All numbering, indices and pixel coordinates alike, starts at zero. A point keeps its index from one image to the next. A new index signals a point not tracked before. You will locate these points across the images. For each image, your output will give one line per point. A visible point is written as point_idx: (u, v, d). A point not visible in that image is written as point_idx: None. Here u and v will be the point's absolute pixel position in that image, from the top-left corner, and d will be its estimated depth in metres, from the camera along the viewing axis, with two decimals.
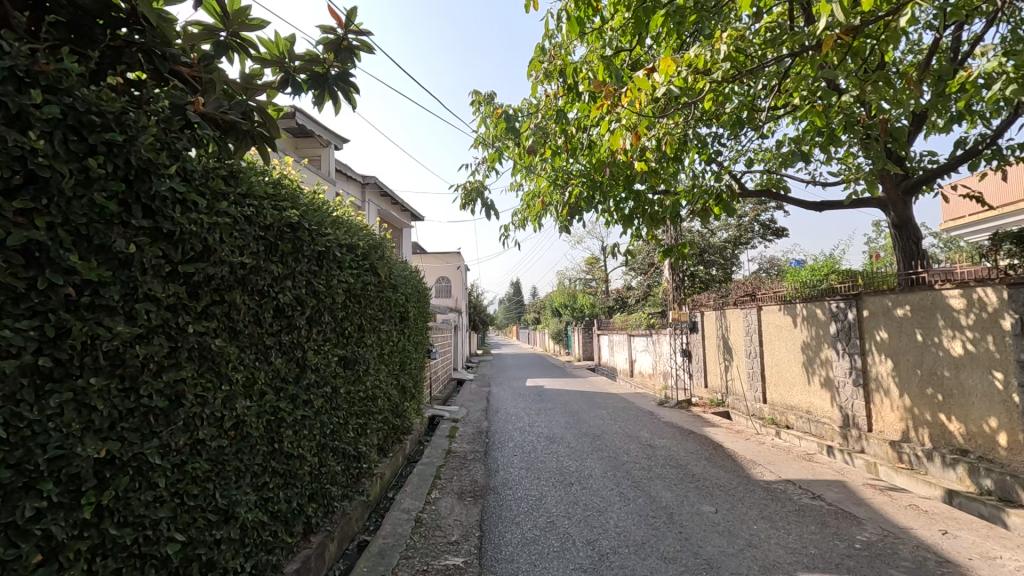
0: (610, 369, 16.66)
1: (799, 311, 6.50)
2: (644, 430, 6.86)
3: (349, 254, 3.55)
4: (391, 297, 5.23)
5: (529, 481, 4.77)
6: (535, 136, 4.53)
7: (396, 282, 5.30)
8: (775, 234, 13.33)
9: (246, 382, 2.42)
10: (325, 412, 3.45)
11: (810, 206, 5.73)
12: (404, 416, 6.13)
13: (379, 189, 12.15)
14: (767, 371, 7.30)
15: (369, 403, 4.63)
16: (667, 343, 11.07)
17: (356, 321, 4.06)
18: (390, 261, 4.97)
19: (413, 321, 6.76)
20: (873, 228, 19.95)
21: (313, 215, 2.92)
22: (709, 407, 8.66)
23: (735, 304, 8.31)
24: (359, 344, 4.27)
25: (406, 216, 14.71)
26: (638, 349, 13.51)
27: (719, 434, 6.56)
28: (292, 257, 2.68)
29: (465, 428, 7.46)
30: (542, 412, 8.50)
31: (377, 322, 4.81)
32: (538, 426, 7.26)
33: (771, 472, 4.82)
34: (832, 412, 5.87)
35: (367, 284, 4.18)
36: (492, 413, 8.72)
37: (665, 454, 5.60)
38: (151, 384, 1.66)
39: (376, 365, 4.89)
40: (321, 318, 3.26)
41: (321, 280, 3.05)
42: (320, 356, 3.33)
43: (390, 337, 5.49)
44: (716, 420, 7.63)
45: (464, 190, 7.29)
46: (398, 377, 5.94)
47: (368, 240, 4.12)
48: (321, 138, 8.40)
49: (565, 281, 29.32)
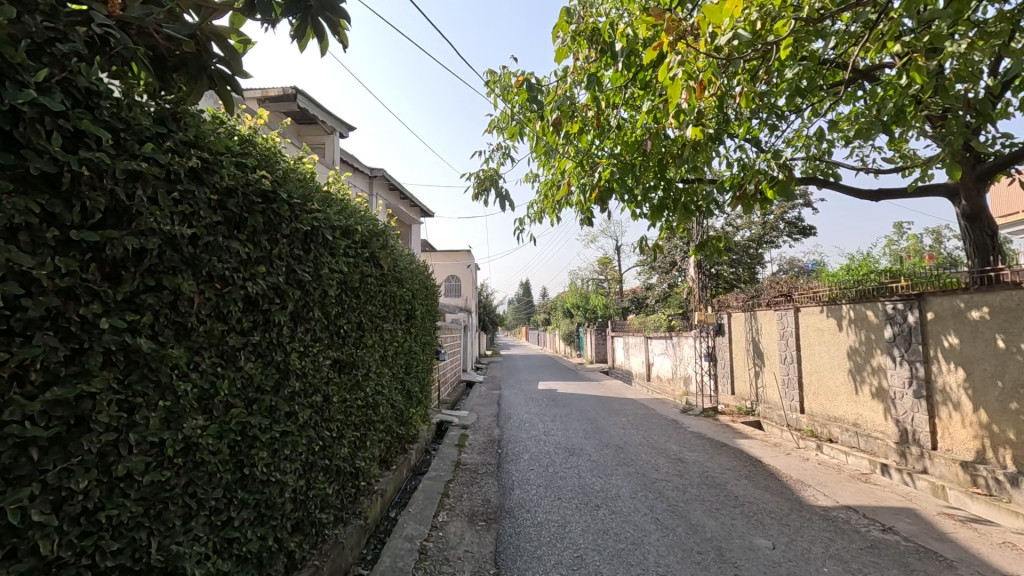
0: (625, 372, 16.05)
1: (845, 314, 5.89)
2: (672, 442, 6.27)
3: (345, 239, 3.02)
4: (396, 292, 4.68)
5: (549, 502, 4.21)
6: (560, 109, 3.97)
7: (401, 277, 4.76)
8: (803, 232, 12.64)
9: (201, 393, 1.89)
10: (313, 425, 2.92)
11: (863, 195, 5.13)
12: (409, 424, 5.58)
13: (387, 182, 11.63)
14: (805, 379, 6.69)
15: (369, 412, 4.10)
16: (690, 346, 10.45)
17: (353, 318, 3.52)
18: (394, 253, 4.42)
19: (420, 321, 6.22)
20: (897, 229, 19.19)
21: (297, 187, 2.38)
22: (738, 416, 8.04)
23: (767, 306, 7.70)
24: (358, 346, 3.73)
25: (415, 211, 14.17)
26: (656, 353, 12.89)
27: (755, 448, 5.95)
28: (267, 237, 2.14)
29: (475, 436, 6.90)
30: (558, 419, 7.92)
31: (379, 320, 4.26)
32: (555, 436, 6.68)
33: (826, 495, 4.23)
34: (885, 426, 5.27)
35: (367, 276, 3.64)
36: (504, 419, 8.15)
37: (699, 471, 5.02)
38: (23, 407, 1.18)
39: (378, 368, 4.36)
40: (308, 314, 2.73)
41: (308, 267, 2.51)
42: (307, 359, 2.80)
43: (394, 338, 4.95)
44: (748, 431, 7.02)
45: (477, 179, 6.74)
46: (402, 382, 5.39)
47: (369, 226, 3.59)
48: (325, 125, 7.88)
49: (577, 281, 28.73)
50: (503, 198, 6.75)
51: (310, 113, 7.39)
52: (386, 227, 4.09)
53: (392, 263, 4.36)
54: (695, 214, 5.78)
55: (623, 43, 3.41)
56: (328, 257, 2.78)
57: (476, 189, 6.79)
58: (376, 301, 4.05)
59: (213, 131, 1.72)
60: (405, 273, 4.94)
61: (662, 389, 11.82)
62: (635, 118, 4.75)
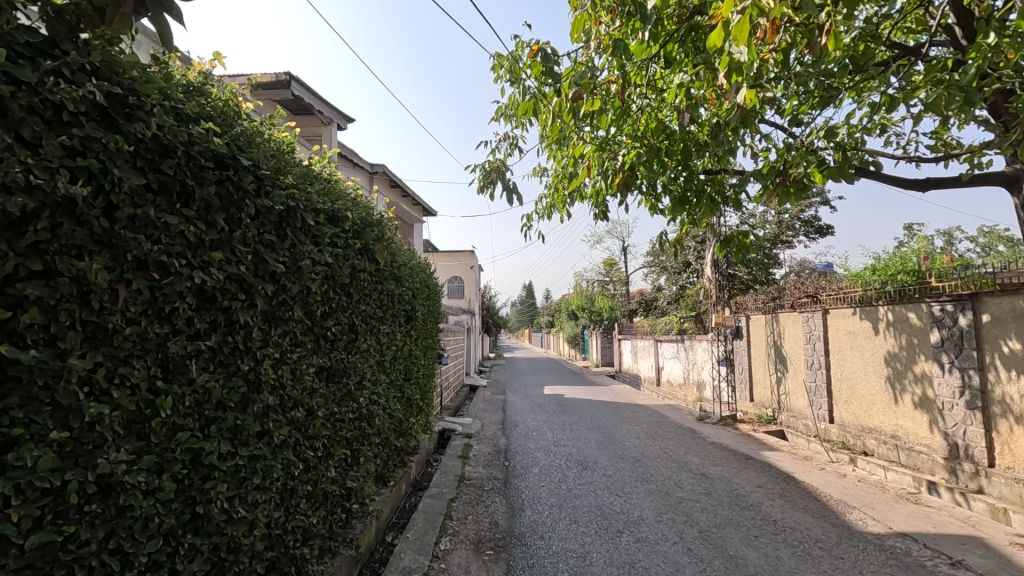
0: (633, 376, 15.58)
1: (882, 316, 5.42)
2: (692, 454, 5.80)
3: (331, 226, 2.58)
4: (394, 291, 4.24)
5: (565, 527, 3.74)
6: (578, 84, 3.53)
7: (399, 274, 4.32)
8: (820, 232, 12.16)
9: (131, 415, 1.45)
10: (291, 445, 2.47)
11: (906, 186, 4.67)
12: (408, 435, 5.12)
13: (388, 178, 11.20)
14: (833, 386, 6.23)
15: (363, 424, 3.66)
16: (704, 350, 9.97)
17: (343, 318, 3.08)
18: (393, 248, 3.99)
19: (421, 321, 5.76)
20: (909, 231, 18.74)
21: (267, 157, 1.94)
22: (759, 425, 7.57)
23: (790, 308, 7.22)
24: (348, 349, 3.29)
25: (417, 209, 13.72)
26: (666, 356, 12.42)
27: (785, 461, 5.48)
28: (224, 215, 1.70)
29: (481, 447, 6.44)
30: (568, 428, 7.46)
31: (374, 319, 3.83)
32: (567, 447, 6.22)
33: (876, 520, 3.77)
34: (931, 439, 4.80)
35: (359, 272, 3.20)
36: (510, 427, 7.69)
37: (727, 488, 4.55)
38: None
39: (373, 375, 3.91)
40: (284, 313, 2.29)
41: (283, 256, 2.08)
42: (284, 367, 2.36)
43: (392, 340, 4.51)
44: (772, 442, 6.56)
45: (482, 171, 6.30)
46: (401, 389, 4.93)
47: (362, 213, 3.15)
48: (322, 116, 7.44)
49: (582, 283, 28.29)
50: (511, 191, 6.31)
51: (306, 102, 6.97)
52: (383, 217, 3.65)
53: (389, 258, 3.92)
54: (719, 208, 5.32)
55: (656, 2, 2.97)
56: (309, 245, 2.35)
57: (482, 182, 6.35)
58: (370, 300, 3.61)
59: (137, 65, 1.29)
60: (404, 270, 4.51)
61: (674, 394, 11.35)
62: (659, 99, 4.30)
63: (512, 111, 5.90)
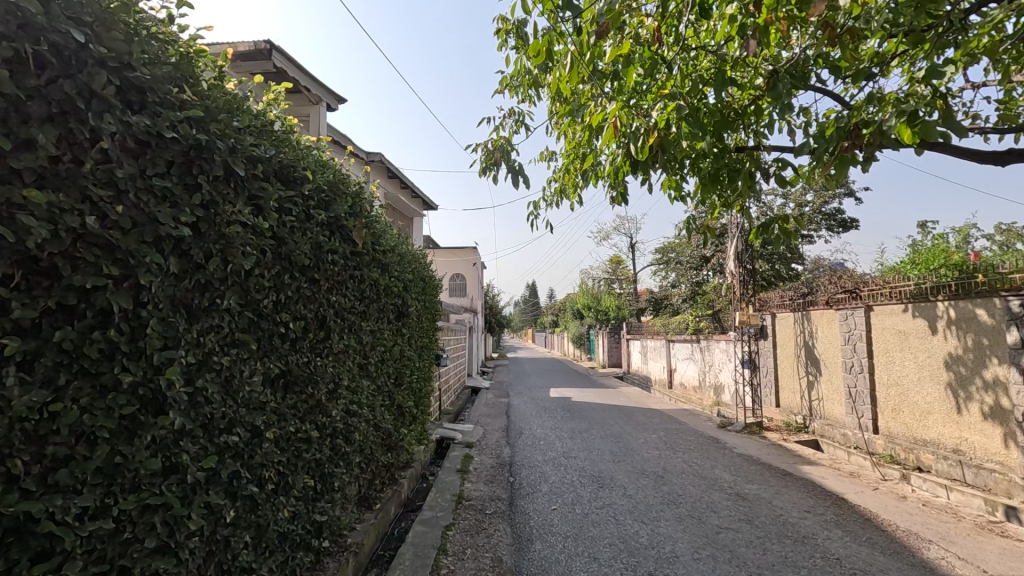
0: (643, 378, 14.88)
1: (941, 313, 4.76)
2: (722, 470, 5.12)
3: (280, 187, 1.93)
4: (380, 282, 3.59)
5: (585, 567, 3.06)
6: (603, 20, 2.88)
7: (386, 261, 3.65)
8: (843, 226, 11.44)
9: None
10: (220, 482, 1.81)
11: (982, 160, 3.98)
12: (398, 447, 4.47)
13: (386, 167, 10.57)
14: (877, 392, 5.56)
15: (337, 441, 3.01)
16: (724, 351, 9.28)
17: (302, 312, 2.41)
18: (377, 230, 3.33)
19: (415, 318, 5.12)
20: (926, 228, 18.13)
21: (153, 63, 1.29)
22: (788, 433, 6.89)
23: (824, 305, 6.54)
24: (314, 351, 2.64)
25: (416, 201, 13.06)
26: (679, 358, 11.74)
27: (830, 479, 4.79)
28: (58, 131, 1.08)
29: (482, 458, 5.79)
30: (579, 436, 6.78)
31: (353, 314, 3.18)
32: (579, 460, 5.54)
33: (963, 560, 3.09)
34: (1006, 456, 4.12)
35: (328, 255, 2.53)
36: (515, 435, 7.02)
37: (771, 513, 3.88)
38: None
39: (352, 382, 3.26)
40: (203, 302, 1.64)
41: (192, 218, 1.42)
42: (206, 377, 1.70)
43: (379, 339, 3.86)
44: (808, 454, 5.89)
45: (485, 151, 5.64)
46: (390, 395, 4.28)
47: (332, 179, 2.51)
48: (309, 93, 6.80)
49: (587, 282, 27.60)
50: (517, 173, 5.65)
51: (291, 77, 6.33)
52: (365, 189, 3.00)
53: (372, 240, 3.25)
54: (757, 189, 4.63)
55: None
56: (242, 207, 1.68)
57: (484, 163, 5.70)
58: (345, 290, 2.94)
59: None
60: (394, 258, 3.86)
61: (689, 398, 10.67)
62: (693, 55, 3.64)
63: (518, 81, 5.24)
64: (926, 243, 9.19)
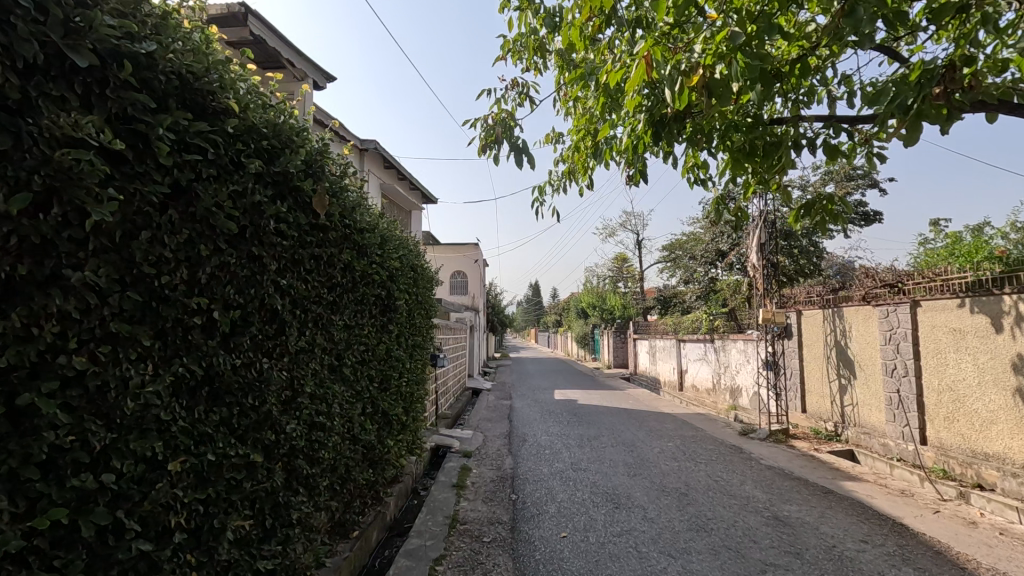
0: (651, 379, 14.26)
1: (1007, 309, 4.15)
2: (752, 486, 4.52)
3: (178, 114, 1.36)
4: (356, 267, 2.99)
5: None
6: None
7: (365, 243, 3.06)
8: (865, 220, 10.82)
9: None
10: (79, 544, 1.23)
11: None
12: (382, 461, 3.88)
13: (381, 156, 9.98)
14: (925, 398, 4.94)
15: (295, 463, 2.42)
16: (742, 352, 8.66)
17: (233, 298, 1.82)
18: (351, 203, 2.74)
19: (405, 314, 4.53)
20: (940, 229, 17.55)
21: None
22: (817, 441, 6.28)
23: (858, 301, 5.93)
24: (258, 349, 2.04)
25: (415, 193, 12.46)
26: (691, 358, 11.13)
27: (879, 499, 4.18)
28: None
29: (482, 470, 5.19)
30: (589, 445, 6.18)
31: (316, 304, 2.59)
32: (590, 474, 4.94)
33: None
34: None
35: (272, 222, 1.94)
36: (519, 443, 6.42)
37: (822, 544, 3.27)
38: None
39: (317, 388, 2.67)
40: (25, 272, 1.08)
41: None
42: (41, 389, 1.11)
43: (356, 335, 3.26)
44: (844, 466, 5.28)
45: (484, 127, 5.04)
46: (372, 401, 3.69)
47: (277, 126, 1.92)
48: (293, 68, 6.21)
49: (591, 281, 26.98)
50: (521, 152, 5.06)
51: (271, 47, 5.74)
52: (330, 148, 2.40)
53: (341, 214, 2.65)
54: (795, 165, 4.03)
55: None
56: (88, 118, 1.13)
57: (484, 141, 5.10)
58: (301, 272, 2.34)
59: None
60: (375, 242, 3.28)
61: (702, 402, 10.06)
62: None
63: (522, 46, 4.64)
64: (960, 236, 8.56)
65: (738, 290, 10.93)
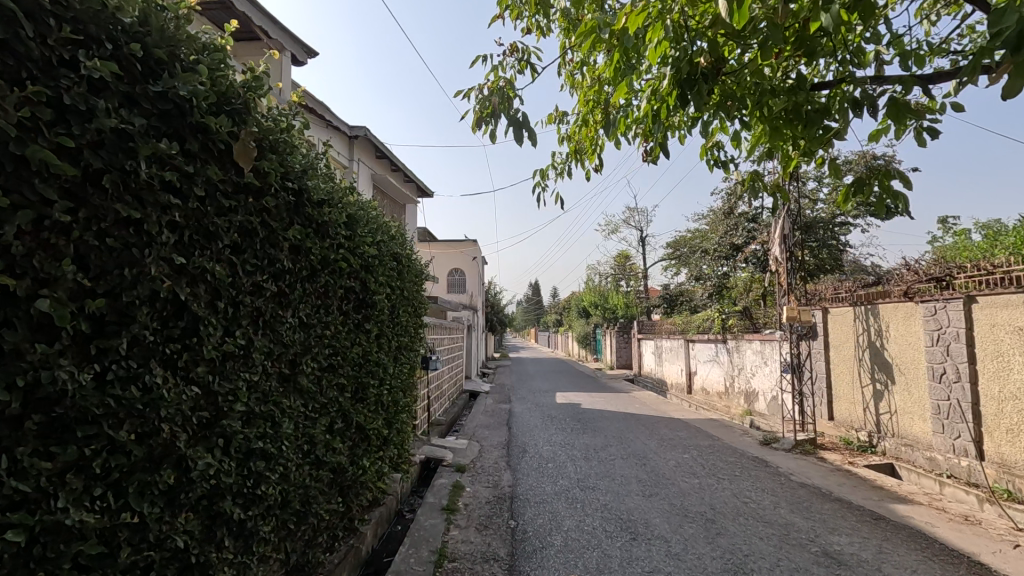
0: (657, 382, 13.64)
1: None
2: (789, 511, 3.90)
3: None
4: (311, 249, 2.38)
5: None
6: None
7: (324, 220, 2.43)
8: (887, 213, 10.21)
9: None
10: None
11: None
12: (354, 486, 3.27)
13: (373, 143, 9.37)
14: (983, 407, 4.32)
15: (219, 507, 1.81)
16: (759, 353, 8.05)
17: (82, 280, 1.21)
18: (300, 165, 2.12)
19: (387, 311, 3.92)
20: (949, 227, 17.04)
21: None
22: (850, 453, 5.67)
23: (896, 297, 5.32)
24: (147, 357, 1.43)
25: (410, 186, 11.84)
26: (701, 359, 10.52)
27: (942, 528, 3.56)
28: None
29: (476, 489, 4.58)
30: (597, 457, 5.56)
31: (251, 294, 1.97)
32: (599, 495, 4.31)
33: None
34: None
35: (149, 170, 1.32)
36: (518, 454, 5.80)
37: None
38: None
39: (256, 404, 2.05)
40: None
41: None
42: None
43: (317, 335, 2.65)
44: (886, 482, 4.68)
45: (479, 98, 4.43)
46: (341, 415, 3.07)
47: (161, 29, 1.31)
48: (269, 38, 5.58)
49: (593, 280, 26.38)
50: (521, 127, 4.45)
51: (242, 12, 5.12)
52: (264, 83, 1.78)
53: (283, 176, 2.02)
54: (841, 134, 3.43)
55: None
56: None
57: (479, 114, 4.48)
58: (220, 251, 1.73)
59: None
60: (341, 220, 2.66)
61: (713, 406, 9.47)
62: None
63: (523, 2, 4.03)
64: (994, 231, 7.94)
65: (753, 287, 10.31)
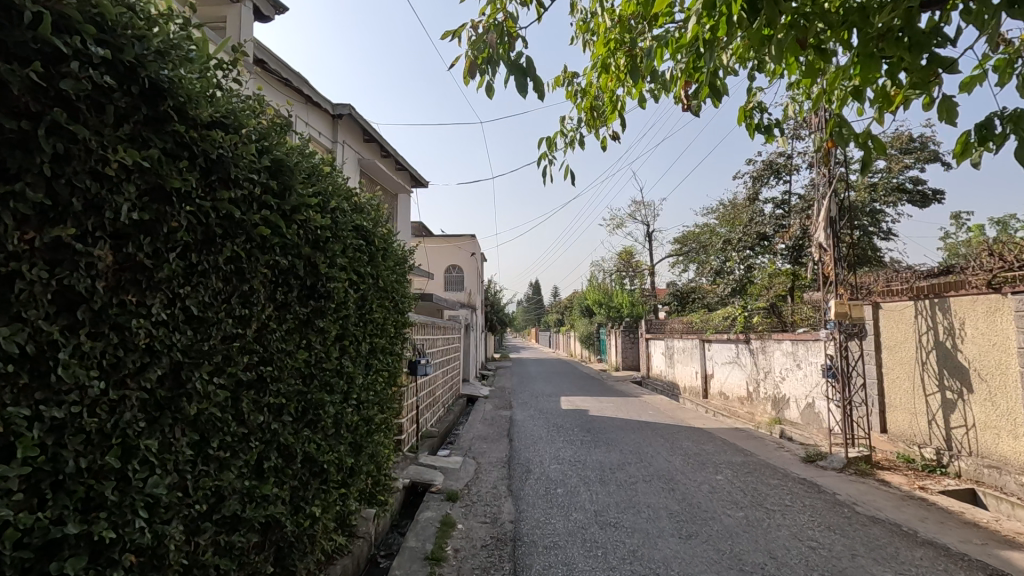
0: (668, 385, 12.74)
1: None
2: (873, 563, 3.00)
3: None
4: (193, 197, 1.48)
5: None
6: None
7: (220, 153, 1.54)
8: (923, 200, 9.34)
9: None
10: None
11: None
12: (297, 542, 2.37)
13: (358, 123, 8.46)
14: None
15: None
16: (791, 354, 7.15)
17: None
18: (149, 39, 1.23)
19: (353, 306, 3.00)
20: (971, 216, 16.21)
21: None
22: (917, 474, 4.76)
23: (977, 289, 4.41)
24: None
25: (402, 173, 10.96)
26: (719, 361, 9.64)
27: None
28: None
29: (470, 526, 3.68)
30: (614, 482, 4.64)
31: (45, 263, 1.10)
32: (621, 536, 3.42)
33: None
34: None
35: None
36: (522, 477, 4.90)
37: None
38: None
39: (69, 457, 1.17)
40: None
41: None
42: None
43: (225, 335, 1.75)
44: (976, 515, 3.79)
45: (473, 39, 3.53)
46: (273, 448, 2.15)
47: None
48: None
49: (597, 277, 25.50)
50: (524, 75, 3.53)
51: None
52: None
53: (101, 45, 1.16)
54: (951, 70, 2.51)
55: None
56: None
57: (472, 60, 3.56)
58: None
59: None
60: (257, 162, 1.76)
61: (735, 413, 8.56)
62: None
63: None
64: None
65: (776, 281, 9.43)
